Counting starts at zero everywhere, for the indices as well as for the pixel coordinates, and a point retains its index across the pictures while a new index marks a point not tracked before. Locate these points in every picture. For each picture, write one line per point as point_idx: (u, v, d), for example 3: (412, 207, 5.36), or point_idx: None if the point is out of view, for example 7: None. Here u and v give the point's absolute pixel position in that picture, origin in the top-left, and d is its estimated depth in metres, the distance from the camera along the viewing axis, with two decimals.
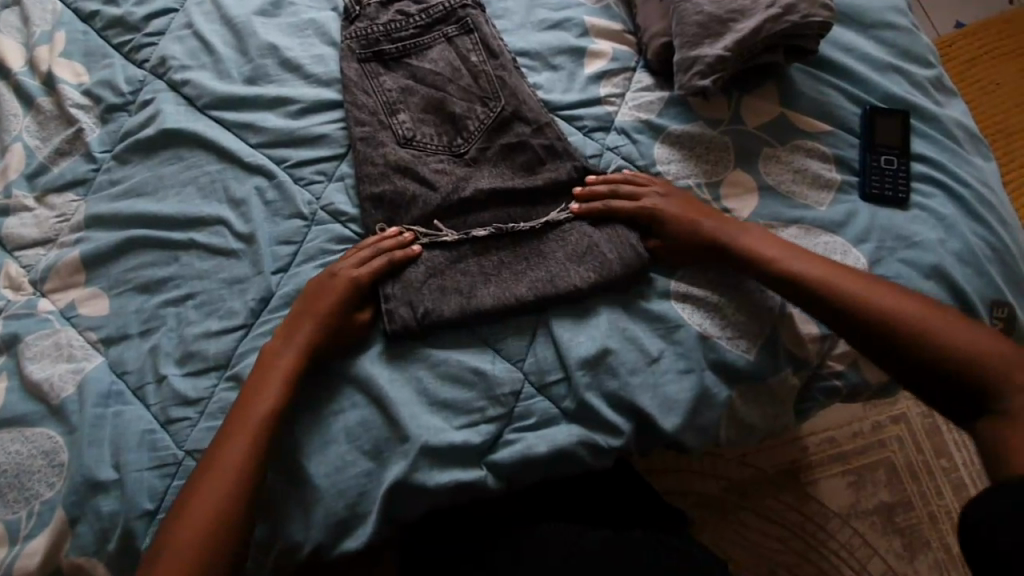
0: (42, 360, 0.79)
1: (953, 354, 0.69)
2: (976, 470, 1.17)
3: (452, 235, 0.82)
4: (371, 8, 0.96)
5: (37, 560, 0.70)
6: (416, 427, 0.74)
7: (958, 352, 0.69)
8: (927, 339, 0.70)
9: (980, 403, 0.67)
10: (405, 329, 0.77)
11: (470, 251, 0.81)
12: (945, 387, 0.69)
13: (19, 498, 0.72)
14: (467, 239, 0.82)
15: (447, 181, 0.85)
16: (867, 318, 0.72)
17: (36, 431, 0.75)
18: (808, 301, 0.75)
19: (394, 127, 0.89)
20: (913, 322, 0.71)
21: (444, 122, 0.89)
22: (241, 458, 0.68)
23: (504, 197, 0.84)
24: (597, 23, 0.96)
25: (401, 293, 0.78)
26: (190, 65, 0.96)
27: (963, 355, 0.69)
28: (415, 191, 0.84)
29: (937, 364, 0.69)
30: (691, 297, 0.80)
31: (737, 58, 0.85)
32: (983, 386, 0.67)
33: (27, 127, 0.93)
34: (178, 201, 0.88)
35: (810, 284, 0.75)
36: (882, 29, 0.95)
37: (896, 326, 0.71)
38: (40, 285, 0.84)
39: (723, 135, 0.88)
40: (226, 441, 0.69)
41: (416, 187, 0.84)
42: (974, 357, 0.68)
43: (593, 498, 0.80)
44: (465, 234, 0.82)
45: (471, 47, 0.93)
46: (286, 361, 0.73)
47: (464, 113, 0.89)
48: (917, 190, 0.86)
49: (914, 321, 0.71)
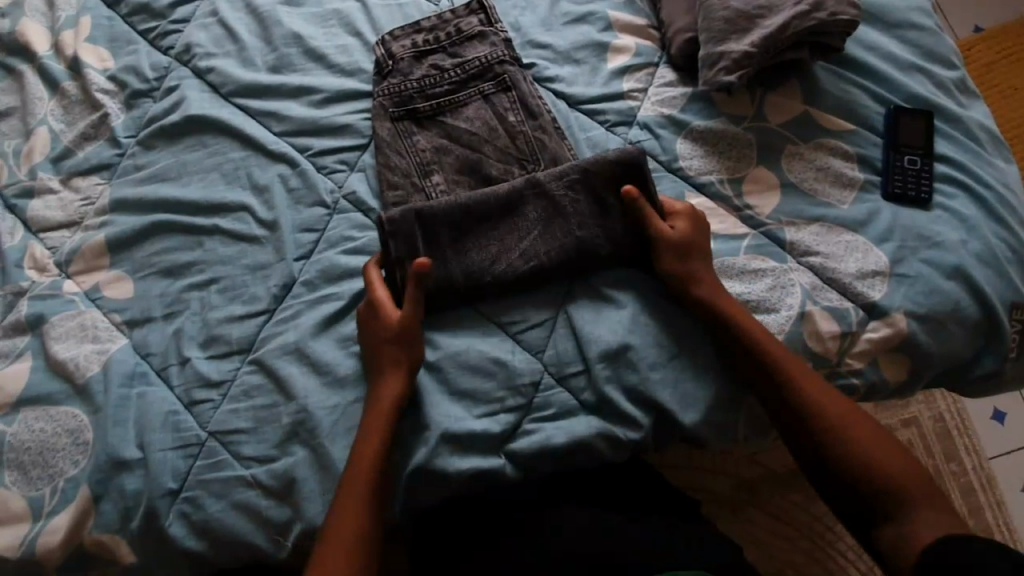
0: (67, 341, 0.80)
1: (877, 473, 0.68)
2: (984, 474, 1.23)
3: (466, 249, 0.81)
4: (404, 62, 0.93)
5: (62, 536, 0.71)
6: (438, 414, 0.75)
7: (880, 468, 0.68)
8: (851, 446, 0.70)
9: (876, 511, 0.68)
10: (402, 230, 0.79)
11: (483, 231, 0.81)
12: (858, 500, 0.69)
13: (45, 475, 0.73)
14: (477, 244, 0.81)
15: (478, 249, 0.81)
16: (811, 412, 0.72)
17: (61, 410, 0.76)
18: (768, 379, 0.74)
19: (428, 190, 0.86)
20: (846, 432, 0.70)
21: (479, 184, 0.87)
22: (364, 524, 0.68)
23: (539, 252, 0.80)
24: (621, 18, 0.96)
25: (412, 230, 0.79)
26: (215, 52, 0.96)
27: (885, 477, 0.68)
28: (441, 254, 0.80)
29: (860, 478, 0.68)
30: (698, 357, 0.78)
31: (764, 54, 0.85)
32: (893, 511, 0.67)
33: (52, 111, 0.94)
34: (203, 187, 0.89)
35: (766, 364, 0.74)
36: (907, 28, 0.95)
37: (832, 429, 0.71)
38: (65, 267, 0.85)
39: (746, 132, 0.88)
40: (346, 509, 0.68)
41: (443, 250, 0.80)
42: (894, 472, 0.68)
43: (609, 490, 0.79)
44: (475, 243, 0.81)
45: (508, 105, 0.90)
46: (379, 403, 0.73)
47: (501, 177, 0.87)
48: (939, 191, 0.86)
49: (841, 418, 0.71)
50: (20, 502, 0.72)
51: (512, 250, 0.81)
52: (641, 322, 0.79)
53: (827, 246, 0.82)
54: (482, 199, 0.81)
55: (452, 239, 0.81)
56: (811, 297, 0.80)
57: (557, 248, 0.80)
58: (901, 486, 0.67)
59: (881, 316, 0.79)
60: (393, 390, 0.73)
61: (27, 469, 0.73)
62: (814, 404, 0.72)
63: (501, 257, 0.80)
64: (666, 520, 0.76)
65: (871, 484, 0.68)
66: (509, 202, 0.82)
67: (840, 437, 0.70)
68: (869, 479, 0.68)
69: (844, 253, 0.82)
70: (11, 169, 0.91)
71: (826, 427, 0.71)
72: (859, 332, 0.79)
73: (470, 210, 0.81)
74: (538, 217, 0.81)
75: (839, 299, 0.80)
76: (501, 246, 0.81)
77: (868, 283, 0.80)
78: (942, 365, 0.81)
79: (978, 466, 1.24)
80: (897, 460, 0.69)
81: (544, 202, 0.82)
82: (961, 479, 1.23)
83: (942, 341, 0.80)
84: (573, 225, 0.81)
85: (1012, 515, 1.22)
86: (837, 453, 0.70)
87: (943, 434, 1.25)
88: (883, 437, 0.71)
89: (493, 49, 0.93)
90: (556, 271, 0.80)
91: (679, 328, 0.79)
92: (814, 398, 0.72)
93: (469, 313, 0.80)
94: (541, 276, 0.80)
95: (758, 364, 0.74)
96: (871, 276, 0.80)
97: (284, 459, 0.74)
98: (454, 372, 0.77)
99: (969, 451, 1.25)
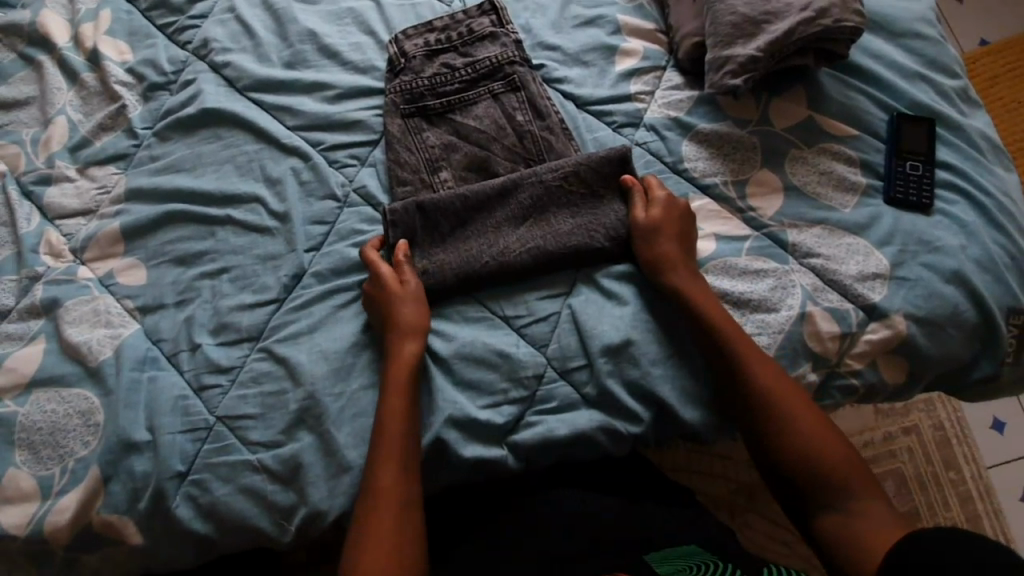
0: (80, 325, 0.81)
1: (816, 465, 0.69)
2: (982, 482, 1.24)
3: (465, 237, 0.83)
4: (416, 61, 0.95)
5: (71, 515, 0.72)
6: (442, 403, 0.76)
7: (819, 460, 0.69)
8: (797, 440, 0.70)
9: (802, 502, 0.69)
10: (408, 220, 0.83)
11: (481, 220, 0.84)
12: (795, 492, 0.69)
13: (55, 455, 0.74)
14: (476, 233, 0.83)
15: (478, 237, 0.83)
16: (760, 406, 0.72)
17: (73, 392, 0.77)
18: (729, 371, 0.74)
19: (436, 186, 0.88)
20: (792, 425, 0.71)
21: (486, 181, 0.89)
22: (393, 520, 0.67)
23: (537, 241, 0.82)
24: (629, 22, 0.98)
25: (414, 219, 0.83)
26: (232, 48, 0.99)
27: (824, 473, 0.68)
28: (444, 245, 0.83)
29: (799, 471, 0.69)
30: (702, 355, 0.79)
31: (770, 58, 0.86)
32: (826, 504, 0.67)
33: (71, 101, 0.96)
34: (217, 178, 0.90)
35: (728, 357, 0.74)
36: (911, 38, 0.96)
37: (782, 423, 0.71)
38: (80, 253, 0.86)
39: (751, 135, 0.89)
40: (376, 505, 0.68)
41: (443, 238, 0.83)
42: (836, 466, 0.69)
43: (608, 481, 0.80)
44: (473, 232, 0.84)
45: (517, 105, 0.92)
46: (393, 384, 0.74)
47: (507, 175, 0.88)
48: (940, 197, 0.87)
49: (784, 412, 0.72)
50: (30, 481, 0.74)
51: (510, 238, 0.83)
52: (643, 318, 0.80)
53: (828, 248, 0.83)
54: (480, 190, 0.84)
55: (452, 229, 0.84)
56: (812, 298, 0.81)
57: (552, 235, 0.82)
58: (841, 480, 0.68)
59: (881, 318, 0.80)
60: (409, 366, 0.75)
61: (38, 448, 0.75)
62: (763, 398, 0.72)
63: (498, 244, 0.82)
64: (662, 508, 0.77)
65: (809, 478, 0.69)
66: (505, 191, 0.84)
67: (781, 430, 0.71)
68: (808, 473, 0.69)
69: (845, 255, 0.83)
70: (29, 157, 0.93)
71: (772, 420, 0.71)
72: (859, 333, 0.80)
73: (469, 199, 0.84)
74: (533, 206, 0.84)
75: (840, 300, 0.81)
76: (499, 235, 0.83)
77: (868, 285, 0.81)
78: (940, 368, 0.82)
79: (976, 474, 1.24)
80: (839, 453, 0.69)
81: (539, 192, 0.84)
82: (959, 487, 1.23)
83: (941, 343, 0.81)
84: (567, 216, 0.84)
85: (1010, 523, 1.22)
86: (780, 446, 0.71)
87: (942, 442, 1.26)
88: (832, 432, 0.71)
89: (504, 50, 0.95)
90: (551, 258, 0.81)
91: (668, 317, 0.80)
92: (767, 392, 0.72)
93: (474, 305, 0.82)
94: (537, 262, 0.81)
95: (722, 355, 0.75)
96: (871, 278, 0.81)
97: (290, 445, 0.75)
98: (459, 363, 0.78)
99: (967, 459, 1.25)
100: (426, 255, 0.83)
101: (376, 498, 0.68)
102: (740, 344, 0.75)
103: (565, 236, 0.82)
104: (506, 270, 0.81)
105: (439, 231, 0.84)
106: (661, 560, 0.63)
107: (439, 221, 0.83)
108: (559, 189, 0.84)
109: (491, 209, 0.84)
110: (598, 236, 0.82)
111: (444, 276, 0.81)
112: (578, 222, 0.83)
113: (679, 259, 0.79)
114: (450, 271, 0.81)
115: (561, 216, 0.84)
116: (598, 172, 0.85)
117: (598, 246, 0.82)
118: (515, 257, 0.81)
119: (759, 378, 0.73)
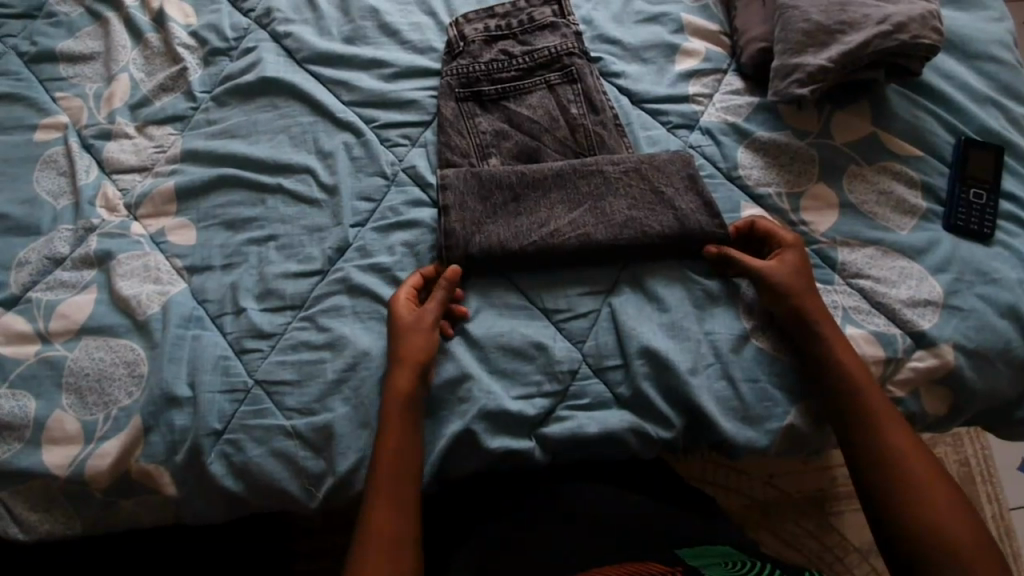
0: (131, 278, 0.83)
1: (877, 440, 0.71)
2: (1003, 525, 1.20)
3: (513, 214, 0.83)
4: (474, 45, 0.95)
5: (110, 461, 0.75)
6: (477, 390, 0.77)
7: (891, 478, 0.68)
8: (875, 439, 0.71)
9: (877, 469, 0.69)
10: (463, 184, 0.84)
11: (533, 199, 0.83)
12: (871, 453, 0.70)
13: (99, 401, 0.77)
14: (525, 214, 0.83)
15: (529, 218, 0.82)
16: (820, 353, 0.75)
17: (120, 342, 0.80)
18: (800, 332, 0.76)
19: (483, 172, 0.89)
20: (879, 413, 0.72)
21: None
22: (391, 502, 0.69)
23: (585, 228, 0.81)
24: (693, 22, 0.96)
25: (470, 189, 0.84)
26: (294, 19, 0.99)
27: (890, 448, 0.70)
28: (491, 220, 0.82)
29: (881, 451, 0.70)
30: (743, 368, 0.78)
31: (841, 69, 0.84)
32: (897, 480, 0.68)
33: (134, 59, 0.98)
34: (270, 146, 0.91)
35: (806, 322, 0.76)
36: (986, 61, 0.93)
37: (846, 407, 0.73)
38: (134, 209, 0.88)
39: (810, 148, 0.87)
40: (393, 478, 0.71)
41: (489, 211, 0.83)
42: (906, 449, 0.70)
43: (638, 481, 0.81)
44: (524, 211, 0.83)
45: (572, 97, 0.91)
46: (388, 398, 0.74)
47: None
48: (1001, 227, 0.84)
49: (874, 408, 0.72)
50: (74, 424, 0.76)
51: (562, 220, 0.82)
52: (677, 326, 0.79)
53: (879, 270, 0.82)
54: (539, 170, 0.84)
55: (507, 202, 0.83)
56: (855, 322, 0.79)
57: (606, 224, 0.81)
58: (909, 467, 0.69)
59: (928, 346, 0.78)
60: (404, 380, 0.74)
61: (84, 394, 0.77)
62: (861, 423, 0.72)
63: (549, 222, 0.82)
64: (688, 514, 0.77)
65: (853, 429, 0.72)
66: (563, 174, 0.84)
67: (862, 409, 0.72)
68: (890, 497, 0.68)
69: (897, 278, 0.81)
70: (91, 111, 0.94)
71: (829, 403, 0.74)
72: (905, 360, 0.78)
73: (526, 177, 0.84)
74: (590, 192, 0.83)
75: (886, 324, 0.79)
76: (552, 214, 0.82)
77: (919, 311, 0.79)
78: (984, 403, 0.80)
79: (997, 516, 1.21)
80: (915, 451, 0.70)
81: (597, 180, 0.84)
82: None
83: (988, 378, 0.78)
84: (622, 205, 0.82)
85: None
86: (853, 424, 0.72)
87: (965, 480, 1.22)
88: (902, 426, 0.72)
89: (563, 41, 0.94)
90: (599, 247, 0.81)
91: (708, 328, 0.80)
92: (833, 381, 0.74)
93: (514, 294, 0.82)
94: (584, 248, 0.81)
95: (817, 350, 0.75)
96: (923, 305, 0.79)
97: (324, 414, 0.77)
98: (496, 355, 0.79)
99: (990, 499, 1.22)
100: (476, 224, 0.82)
101: (373, 514, 0.69)
102: (812, 326, 0.76)
103: (618, 226, 0.81)
104: (556, 253, 0.81)
105: (492, 202, 0.83)
106: (694, 555, 0.65)
107: (495, 193, 0.83)
108: (618, 180, 0.84)
109: (547, 189, 0.84)
110: (657, 236, 0.81)
111: (492, 250, 0.81)
112: (632, 214, 0.82)
113: (809, 295, 0.77)
114: (496, 243, 0.81)
115: (616, 205, 0.82)
116: (661, 170, 0.84)
117: (649, 240, 0.81)
118: (564, 238, 0.81)
119: (841, 358, 0.74)
